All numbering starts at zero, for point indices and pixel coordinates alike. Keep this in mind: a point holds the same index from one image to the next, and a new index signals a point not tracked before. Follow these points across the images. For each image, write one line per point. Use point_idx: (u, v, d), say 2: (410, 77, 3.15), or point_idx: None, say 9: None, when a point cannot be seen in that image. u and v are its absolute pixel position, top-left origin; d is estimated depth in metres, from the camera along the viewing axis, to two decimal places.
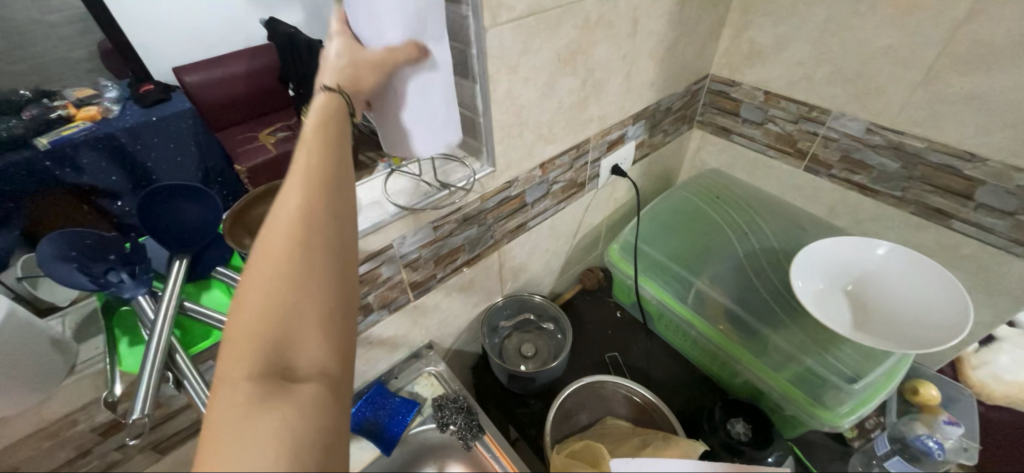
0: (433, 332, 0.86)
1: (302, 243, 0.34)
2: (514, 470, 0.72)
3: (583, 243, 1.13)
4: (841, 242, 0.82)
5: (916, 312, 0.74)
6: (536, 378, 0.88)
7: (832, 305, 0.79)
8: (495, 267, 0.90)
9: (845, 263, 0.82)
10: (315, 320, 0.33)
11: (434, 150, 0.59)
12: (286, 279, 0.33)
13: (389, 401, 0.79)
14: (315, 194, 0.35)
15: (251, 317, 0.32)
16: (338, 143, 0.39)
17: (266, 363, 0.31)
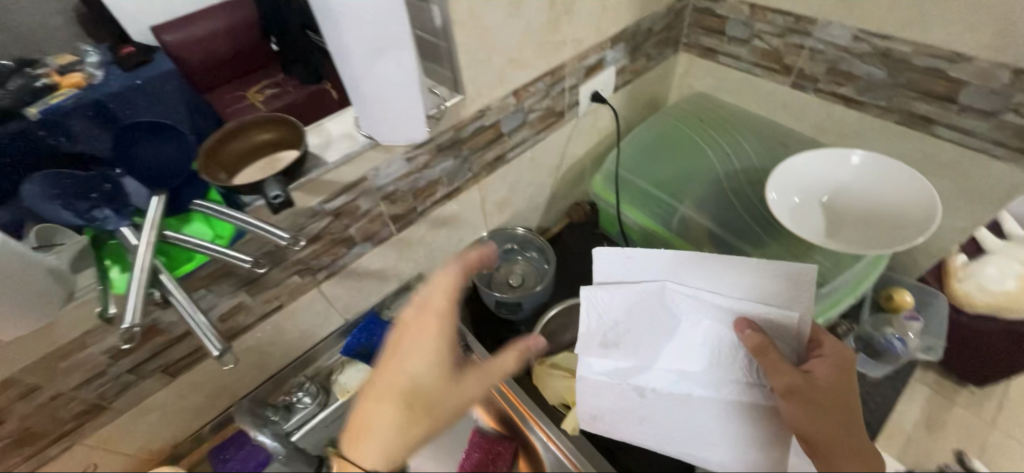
0: (421, 264, 0.90)
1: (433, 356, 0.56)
2: None
3: (568, 176, 1.13)
4: (819, 154, 0.81)
5: (888, 221, 0.76)
6: (521, 303, 0.94)
7: (807, 217, 0.80)
8: (478, 202, 0.92)
9: (823, 174, 0.81)
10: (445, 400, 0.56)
11: (399, 139, 0.64)
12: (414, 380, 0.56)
13: (382, 328, 0.85)
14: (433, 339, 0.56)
15: (392, 390, 0.55)
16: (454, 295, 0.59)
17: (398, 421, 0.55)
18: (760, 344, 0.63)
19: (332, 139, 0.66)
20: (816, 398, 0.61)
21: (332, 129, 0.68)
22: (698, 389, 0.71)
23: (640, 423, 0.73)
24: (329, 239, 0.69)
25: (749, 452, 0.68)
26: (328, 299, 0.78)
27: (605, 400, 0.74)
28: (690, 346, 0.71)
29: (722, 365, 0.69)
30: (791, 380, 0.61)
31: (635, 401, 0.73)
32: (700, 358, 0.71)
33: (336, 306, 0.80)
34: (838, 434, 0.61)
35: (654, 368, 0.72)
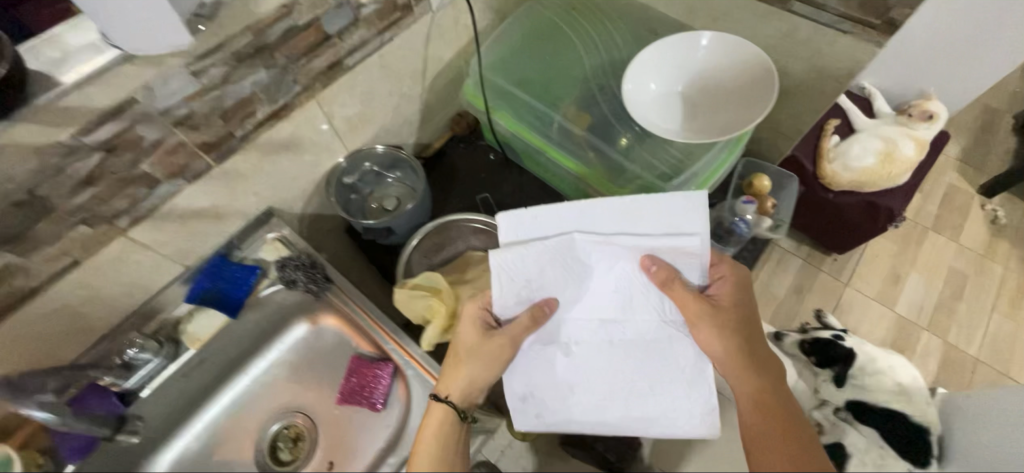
0: (268, 197, 0.81)
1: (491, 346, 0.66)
2: (362, 309, 0.76)
3: (440, 84, 1.02)
4: (676, 38, 0.76)
5: (736, 109, 0.75)
6: (392, 227, 0.89)
7: (665, 110, 0.78)
8: (323, 120, 0.81)
9: (680, 61, 0.77)
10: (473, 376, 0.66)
11: (161, 47, 0.53)
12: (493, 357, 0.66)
13: (227, 269, 0.77)
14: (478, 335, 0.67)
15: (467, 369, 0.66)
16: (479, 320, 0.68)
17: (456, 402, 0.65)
18: (666, 278, 0.65)
19: (70, 54, 0.54)
20: (720, 317, 0.64)
21: (71, 41, 0.55)
22: (620, 334, 0.69)
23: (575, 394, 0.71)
24: (113, 180, 0.59)
25: (688, 393, 0.68)
26: (148, 248, 0.68)
27: (527, 381, 0.71)
28: (605, 300, 0.69)
29: (633, 310, 0.68)
30: (693, 309, 0.64)
31: (556, 371, 0.71)
32: (619, 310, 0.68)
33: (164, 254, 0.71)
34: (745, 354, 0.63)
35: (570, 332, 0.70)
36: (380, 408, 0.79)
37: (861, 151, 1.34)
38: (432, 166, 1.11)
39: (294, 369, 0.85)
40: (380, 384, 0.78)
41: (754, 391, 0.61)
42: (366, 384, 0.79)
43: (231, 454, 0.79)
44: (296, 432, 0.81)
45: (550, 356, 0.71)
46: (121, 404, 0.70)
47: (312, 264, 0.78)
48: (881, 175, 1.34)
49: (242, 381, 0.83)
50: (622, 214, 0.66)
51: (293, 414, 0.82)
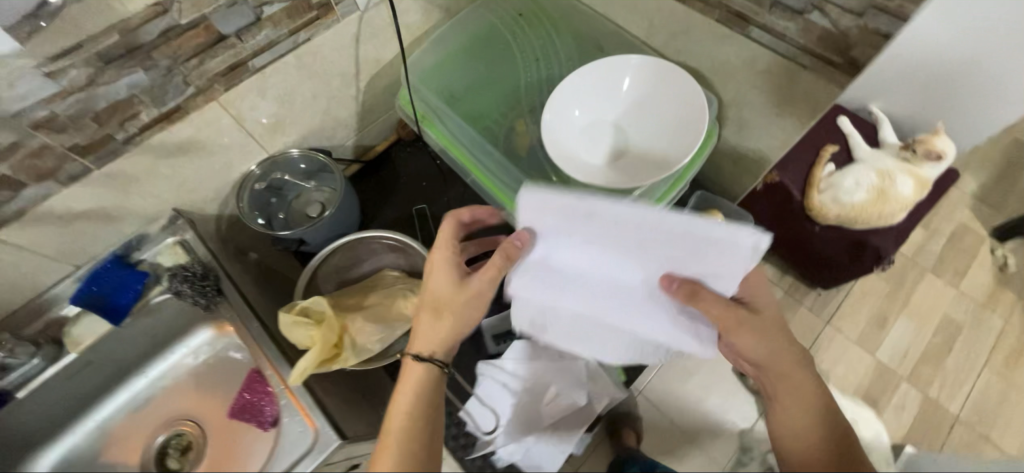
0: (171, 198, 0.78)
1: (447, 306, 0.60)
2: (245, 331, 0.72)
3: (379, 86, 0.95)
4: (609, 65, 0.73)
5: (665, 145, 0.71)
6: (305, 239, 0.85)
7: (593, 139, 0.74)
8: (231, 122, 0.77)
9: (615, 90, 0.74)
10: (427, 343, 0.60)
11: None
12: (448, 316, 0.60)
13: (116, 274, 0.74)
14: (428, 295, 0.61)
15: (427, 338, 0.60)
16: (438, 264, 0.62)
17: (419, 381, 0.59)
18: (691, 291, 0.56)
19: None
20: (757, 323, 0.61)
21: None
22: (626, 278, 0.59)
23: (529, 291, 0.64)
24: None
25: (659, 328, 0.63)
26: (22, 248, 0.66)
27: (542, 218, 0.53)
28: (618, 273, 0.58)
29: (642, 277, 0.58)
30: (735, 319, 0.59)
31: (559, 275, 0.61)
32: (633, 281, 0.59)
33: (48, 255, 0.69)
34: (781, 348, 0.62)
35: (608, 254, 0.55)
36: (269, 429, 0.75)
37: (851, 183, 1.13)
38: (374, 170, 1.06)
39: (194, 376, 0.83)
40: (268, 402, 0.76)
41: (773, 376, 0.63)
42: (256, 403, 0.77)
43: (118, 458, 0.78)
44: (187, 441, 0.79)
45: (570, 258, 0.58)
46: None
47: (203, 275, 0.74)
48: (881, 208, 1.13)
49: (141, 382, 0.82)
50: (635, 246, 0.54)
51: (186, 421, 0.80)
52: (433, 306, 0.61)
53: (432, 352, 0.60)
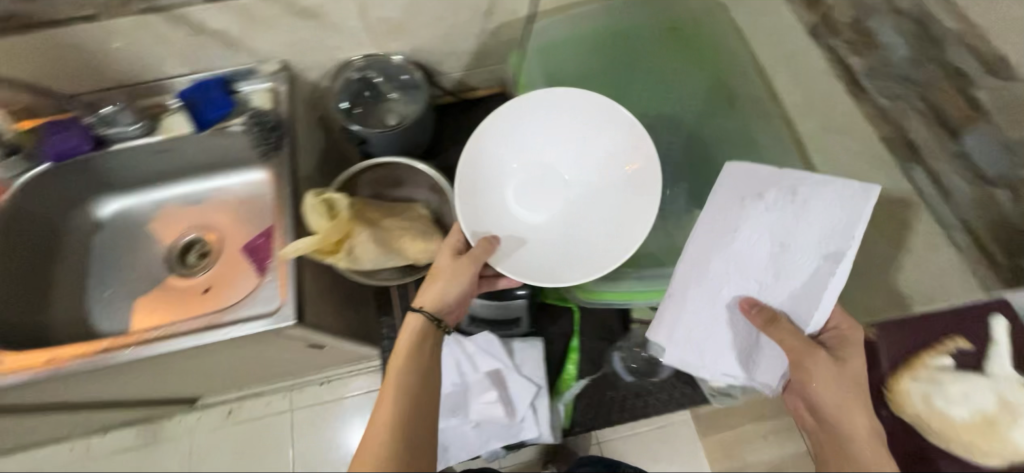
0: (283, 51, 0.85)
1: (422, 402, 0.61)
2: (278, 193, 0.79)
3: (505, 37, 0.93)
4: (587, 112, 0.76)
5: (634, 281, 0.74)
6: (368, 141, 0.89)
7: (533, 204, 0.76)
8: (356, 8, 0.80)
9: (606, 151, 0.76)
10: (424, 422, 0.60)
11: None
12: (416, 396, 0.61)
13: (213, 92, 0.84)
14: (404, 369, 0.63)
15: (404, 400, 0.60)
16: (417, 355, 0.64)
17: (393, 442, 0.57)
18: (770, 318, 0.63)
19: None
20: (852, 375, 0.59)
21: None
22: (763, 280, 0.66)
23: (712, 234, 0.70)
24: None
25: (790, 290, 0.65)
26: (162, 36, 0.77)
27: (740, 187, 0.69)
28: (757, 265, 0.67)
29: (733, 284, 0.68)
30: (796, 353, 0.60)
31: (689, 282, 0.69)
32: (697, 316, 0.69)
33: (175, 50, 0.80)
34: (851, 402, 0.58)
35: (747, 267, 0.67)
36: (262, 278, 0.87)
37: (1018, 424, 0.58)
38: (464, 110, 1.06)
39: (236, 202, 0.95)
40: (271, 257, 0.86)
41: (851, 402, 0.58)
42: (263, 252, 0.88)
43: (157, 233, 0.93)
44: (206, 249, 0.92)
45: (841, 239, 0.62)
46: (94, 144, 0.83)
47: (273, 128, 0.82)
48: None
49: (199, 184, 0.95)
50: (761, 261, 0.67)
51: (212, 233, 0.93)
52: (399, 385, 0.62)
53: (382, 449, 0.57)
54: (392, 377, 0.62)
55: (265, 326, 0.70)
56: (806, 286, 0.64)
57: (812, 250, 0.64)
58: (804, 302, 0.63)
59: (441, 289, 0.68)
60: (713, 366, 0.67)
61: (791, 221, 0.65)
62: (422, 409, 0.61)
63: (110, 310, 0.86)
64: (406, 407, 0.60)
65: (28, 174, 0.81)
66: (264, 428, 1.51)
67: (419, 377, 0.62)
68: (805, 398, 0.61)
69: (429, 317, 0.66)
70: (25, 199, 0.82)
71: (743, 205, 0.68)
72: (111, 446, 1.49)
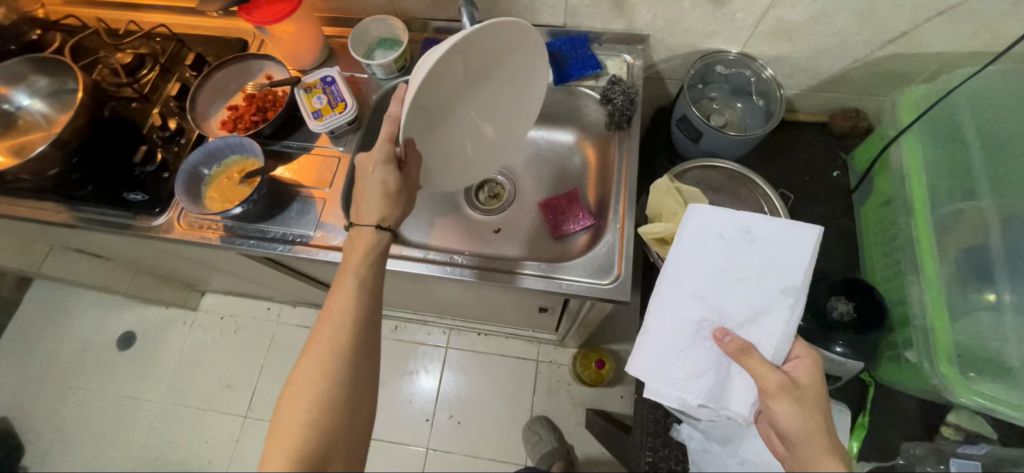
0: (657, 26, 0.82)
1: (357, 310, 0.61)
2: (621, 167, 0.79)
3: (883, 69, 0.82)
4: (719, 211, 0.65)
5: (690, 351, 0.63)
6: (701, 138, 0.86)
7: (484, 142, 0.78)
8: (764, 6, 0.74)
9: (738, 246, 0.64)
10: (347, 324, 0.60)
11: None
12: (355, 332, 0.60)
13: (582, 50, 0.85)
14: (349, 309, 0.61)
15: (328, 340, 0.59)
16: (366, 280, 0.63)
17: (326, 372, 0.57)
18: (740, 350, 0.60)
19: None
20: (802, 395, 0.57)
21: None
22: (751, 331, 0.61)
23: (694, 248, 0.65)
24: None
25: (761, 328, 0.61)
26: None
27: (708, 226, 0.65)
28: (722, 286, 0.63)
29: (706, 313, 0.63)
30: (774, 381, 0.57)
31: (671, 309, 0.65)
32: (670, 345, 0.64)
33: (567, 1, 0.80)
34: (815, 423, 0.56)
35: (718, 301, 0.63)
36: (554, 237, 0.88)
37: None
38: (777, 130, 0.97)
39: (536, 157, 0.97)
40: (573, 220, 0.87)
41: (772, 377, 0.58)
42: (563, 212, 0.88)
43: None
44: (499, 192, 0.97)
45: (793, 274, 0.61)
46: None
47: (632, 102, 0.80)
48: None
49: None
50: (728, 282, 0.63)
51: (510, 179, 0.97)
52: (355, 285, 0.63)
53: (339, 320, 0.60)
54: (338, 304, 0.61)
55: (598, 293, 0.71)
56: (775, 324, 0.60)
57: (768, 284, 0.62)
58: (764, 331, 0.61)
59: (375, 182, 0.65)
60: (690, 390, 0.62)
61: (750, 270, 0.63)
62: (361, 345, 0.60)
63: (413, 220, 0.93)
64: (360, 321, 0.61)
65: (398, 79, 0.90)
66: (420, 353, 1.63)
67: (369, 288, 0.63)
68: (773, 424, 0.58)
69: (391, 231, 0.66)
70: (386, 100, 0.91)
71: (707, 246, 0.65)
72: (296, 318, 1.70)
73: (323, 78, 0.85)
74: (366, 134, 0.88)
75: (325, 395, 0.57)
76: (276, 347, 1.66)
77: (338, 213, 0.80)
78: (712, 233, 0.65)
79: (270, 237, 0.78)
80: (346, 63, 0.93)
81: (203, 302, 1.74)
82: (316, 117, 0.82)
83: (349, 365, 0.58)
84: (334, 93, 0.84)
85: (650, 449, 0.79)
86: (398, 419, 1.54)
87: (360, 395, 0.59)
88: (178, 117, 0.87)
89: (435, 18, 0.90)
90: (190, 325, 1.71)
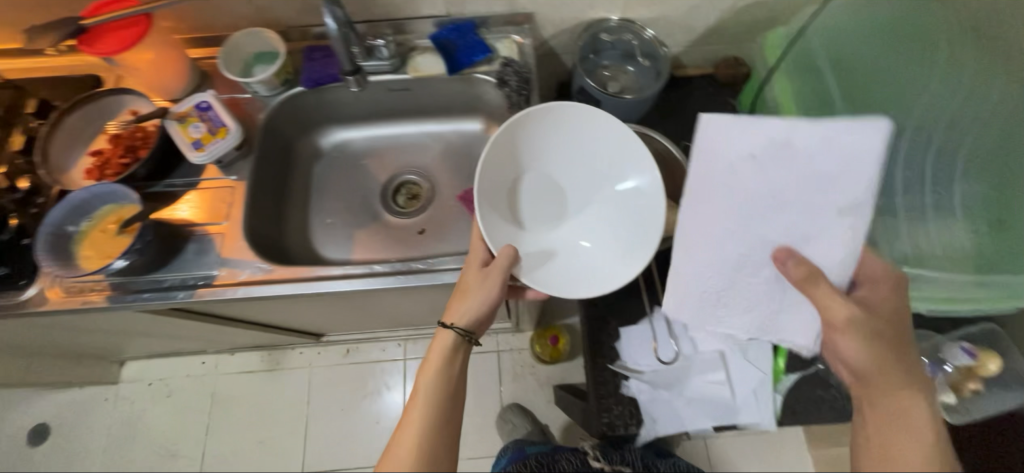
0: (537, 4, 0.83)
1: (440, 381, 0.68)
2: None
3: (748, 17, 0.88)
4: (739, 128, 0.54)
5: (732, 281, 0.62)
6: (600, 105, 0.88)
7: (534, 201, 0.75)
8: None
9: (780, 157, 0.54)
10: (434, 394, 0.67)
11: None
12: (442, 396, 0.68)
13: (470, 36, 0.84)
14: (427, 379, 0.68)
15: (417, 405, 0.67)
16: (445, 364, 0.70)
17: (426, 430, 0.65)
18: (803, 277, 0.58)
19: None
20: (870, 326, 0.59)
21: None
22: (809, 247, 0.58)
23: (743, 167, 0.55)
24: None
25: (824, 239, 0.58)
26: None
27: (720, 150, 0.55)
28: (773, 191, 0.56)
29: (755, 237, 0.59)
30: (842, 312, 0.58)
31: (713, 243, 0.60)
32: (717, 286, 0.62)
33: None
34: (891, 372, 0.59)
35: (759, 231, 0.59)
36: None
37: None
38: (671, 87, 1.03)
39: (448, 150, 0.96)
40: None
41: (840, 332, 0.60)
42: None
43: (374, 168, 0.96)
44: (417, 192, 0.95)
45: (853, 189, 0.54)
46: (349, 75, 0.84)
47: (527, 81, 0.82)
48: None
49: (415, 127, 0.97)
50: (777, 201, 0.57)
51: (424, 176, 0.95)
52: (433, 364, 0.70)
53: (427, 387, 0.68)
54: (421, 392, 0.68)
55: (526, 274, 0.72)
56: (843, 232, 0.57)
57: (824, 203, 0.56)
58: (823, 247, 0.58)
59: (477, 306, 0.69)
60: (736, 325, 0.65)
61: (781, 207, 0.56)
62: (457, 411, 0.68)
63: (332, 238, 0.90)
64: (447, 406, 0.67)
65: (284, 94, 0.84)
66: (377, 371, 1.58)
67: (450, 380, 0.69)
68: (840, 358, 0.62)
69: (459, 331, 0.70)
70: (276, 118, 0.85)
71: (735, 171, 0.55)
72: (237, 365, 1.58)
73: (198, 104, 0.78)
74: (260, 156, 0.82)
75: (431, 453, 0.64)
76: (220, 401, 1.54)
77: (243, 246, 0.75)
78: (742, 147, 0.54)
79: (167, 286, 0.71)
80: (222, 85, 0.85)
81: (124, 372, 1.57)
82: (196, 147, 0.76)
83: (442, 445, 0.65)
84: (213, 119, 0.77)
85: (607, 411, 0.82)
86: (366, 441, 1.50)
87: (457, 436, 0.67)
88: (29, 175, 0.75)
89: (312, 24, 0.85)
90: (113, 400, 1.54)
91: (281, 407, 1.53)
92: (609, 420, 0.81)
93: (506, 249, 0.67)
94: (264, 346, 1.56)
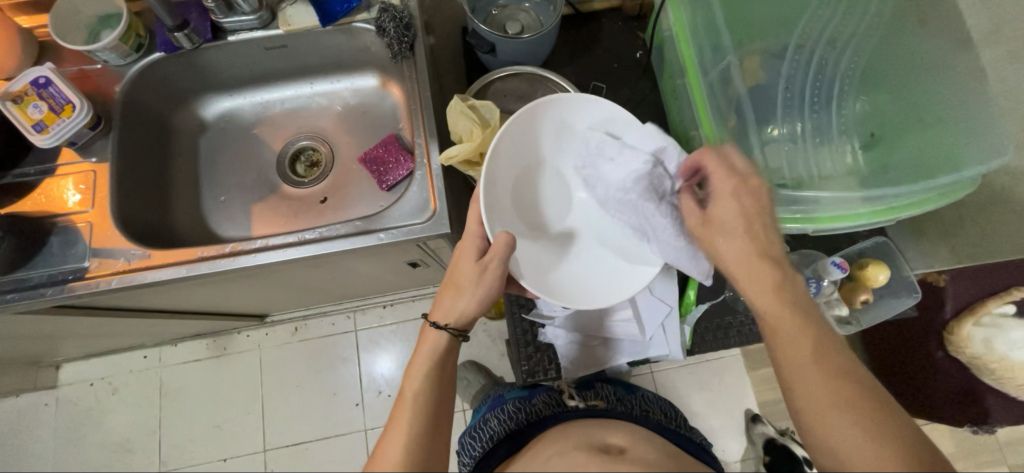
0: None
1: (430, 364, 0.62)
2: (417, 99, 0.75)
3: None
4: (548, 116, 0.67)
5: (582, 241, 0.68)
6: (496, 48, 0.83)
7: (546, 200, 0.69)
8: None
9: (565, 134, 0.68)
10: (423, 377, 0.61)
11: None
12: (436, 380, 0.61)
13: None
14: (422, 365, 0.62)
15: (408, 391, 0.60)
16: (445, 355, 0.63)
17: (412, 420, 0.58)
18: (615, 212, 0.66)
19: None
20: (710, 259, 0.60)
21: None
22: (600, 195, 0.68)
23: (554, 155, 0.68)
24: None
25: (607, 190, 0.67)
26: None
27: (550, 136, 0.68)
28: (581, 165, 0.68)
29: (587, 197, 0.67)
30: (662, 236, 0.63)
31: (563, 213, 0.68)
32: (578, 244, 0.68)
33: None
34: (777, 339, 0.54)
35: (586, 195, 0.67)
36: (384, 189, 0.83)
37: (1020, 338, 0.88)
38: (577, 24, 0.98)
39: (346, 111, 0.90)
40: (396, 168, 0.81)
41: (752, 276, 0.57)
42: (385, 161, 0.82)
43: (266, 137, 0.90)
44: (316, 158, 0.89)
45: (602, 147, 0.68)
46: (210, 33, 0.77)
47: (407, 26, 0.75)
48: (1014, 377, 0.89)
49: (306, 89, 0.90)
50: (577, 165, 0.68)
51: (321, 142, 0.90)
52: (431, 355, 0.63)
53: (420, 376, 0.61)
54: (410, 388, 0.60)
55: (419, 232, 0.70)
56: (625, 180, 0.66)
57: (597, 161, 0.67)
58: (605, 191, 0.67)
59: (478, 302, 0.62)
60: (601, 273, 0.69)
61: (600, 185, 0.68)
62: (448, 401, 0.62)
63: (228, 216, 0.85)
64: (434, 410, 0.59)
65: (141, 61, 0.76)
66: (330, 345, 1.47)
67: (440, 366, 0.62)
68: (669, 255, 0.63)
69: (453, 331, 0.63)
70: (136, 88, 0.77)
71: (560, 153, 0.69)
72: (182, 355, 1.47)
73: (35, 79, 0.70)
74: (123, 136, 0.76)
75: (418, 447, 0.57)
76: (167, 393, 1.44)
77: (115, 233, 0.69)
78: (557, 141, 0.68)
79: (33, 284, 0.66)
80: (70, 57, 0.77)
81: (62, 375, 1.43)
82: (39, 130, 0.69)
83: (432, 455, 0.57)
84: (54, 95, 0.70)
85: (526, 358, 0.84)
86: (328, 413, 1.41)
87: (447, 428, 0.61)
88: None
89: None
90: (55, 405, 1.41)
91: (236, 389, 1.44)
92: (531, 366, 0.83)
93: (503, 237, 0.59)
94: (205, 332, 1.45)
